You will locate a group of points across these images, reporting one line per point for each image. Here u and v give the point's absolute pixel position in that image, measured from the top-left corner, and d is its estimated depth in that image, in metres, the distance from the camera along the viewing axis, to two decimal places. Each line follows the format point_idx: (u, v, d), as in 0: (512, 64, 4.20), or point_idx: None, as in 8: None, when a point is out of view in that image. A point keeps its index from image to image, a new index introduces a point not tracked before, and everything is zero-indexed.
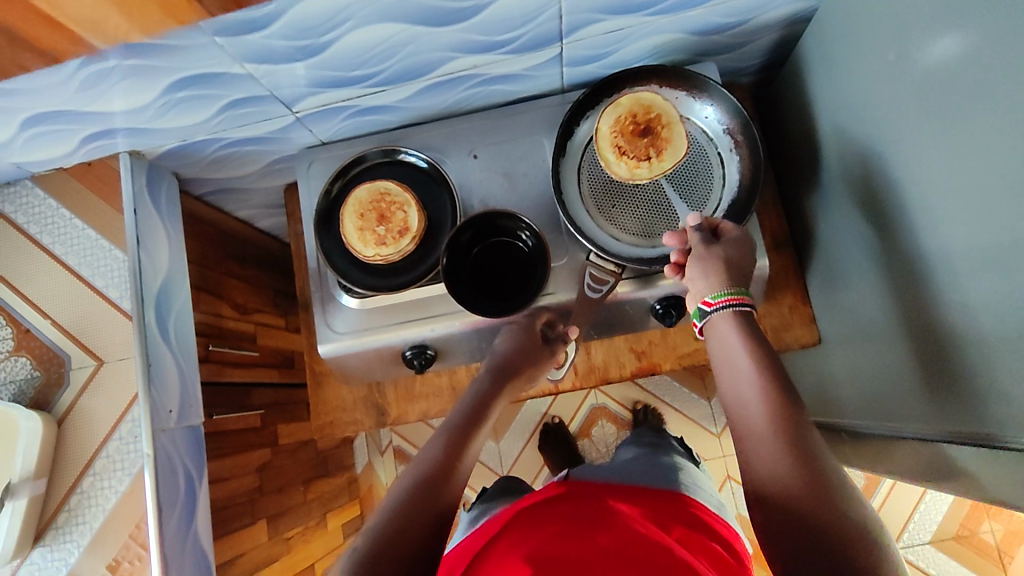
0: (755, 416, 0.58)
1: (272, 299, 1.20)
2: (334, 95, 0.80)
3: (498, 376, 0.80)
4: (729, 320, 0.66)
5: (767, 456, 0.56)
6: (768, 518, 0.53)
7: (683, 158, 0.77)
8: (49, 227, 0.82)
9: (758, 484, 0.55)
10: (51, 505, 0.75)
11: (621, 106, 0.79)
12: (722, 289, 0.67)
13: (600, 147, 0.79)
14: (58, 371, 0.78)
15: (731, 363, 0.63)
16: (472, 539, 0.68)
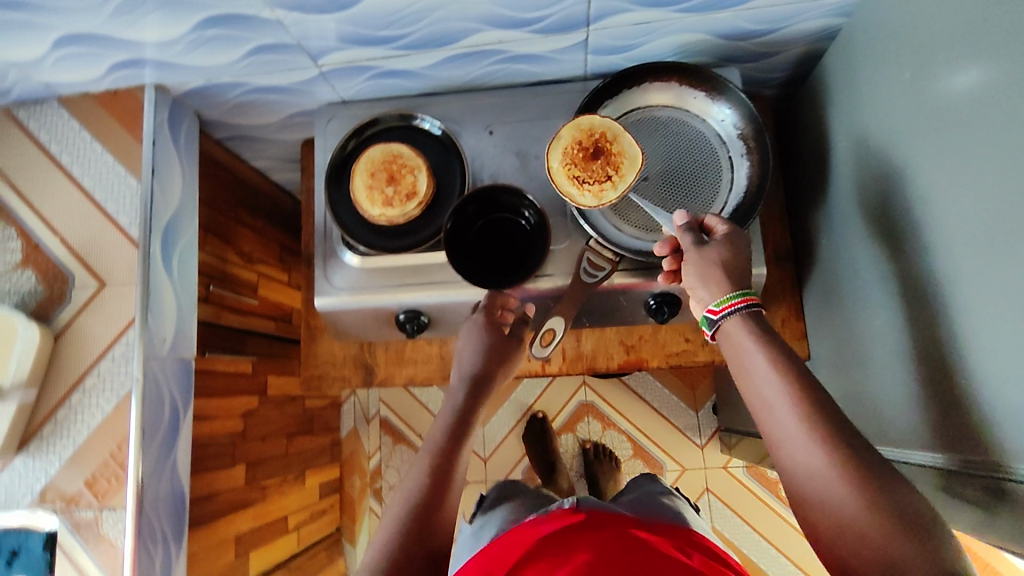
0: (781, 422, 0.58)
1: (278, 253, 1.22)
2: (359, 52, 0.82)
3: (477, 385, 0.83)
4: (741, 318, 0.64)
5: (803, 466, 0.56)
6: (824, 535, 0.55)
7: (641, 166, 0.77)
8: (70, 148, 0.85)
9: (803, 498, 0.57)
10: (39, 415, 0.77)
11: (563, 140, 0.79)
12: (724, 296, 0.66)
13: (559, 183, 0.78)
14: (62, 289, 0.81)
15: (746, 365, 0.62)
16: (494, 560, 0.76)
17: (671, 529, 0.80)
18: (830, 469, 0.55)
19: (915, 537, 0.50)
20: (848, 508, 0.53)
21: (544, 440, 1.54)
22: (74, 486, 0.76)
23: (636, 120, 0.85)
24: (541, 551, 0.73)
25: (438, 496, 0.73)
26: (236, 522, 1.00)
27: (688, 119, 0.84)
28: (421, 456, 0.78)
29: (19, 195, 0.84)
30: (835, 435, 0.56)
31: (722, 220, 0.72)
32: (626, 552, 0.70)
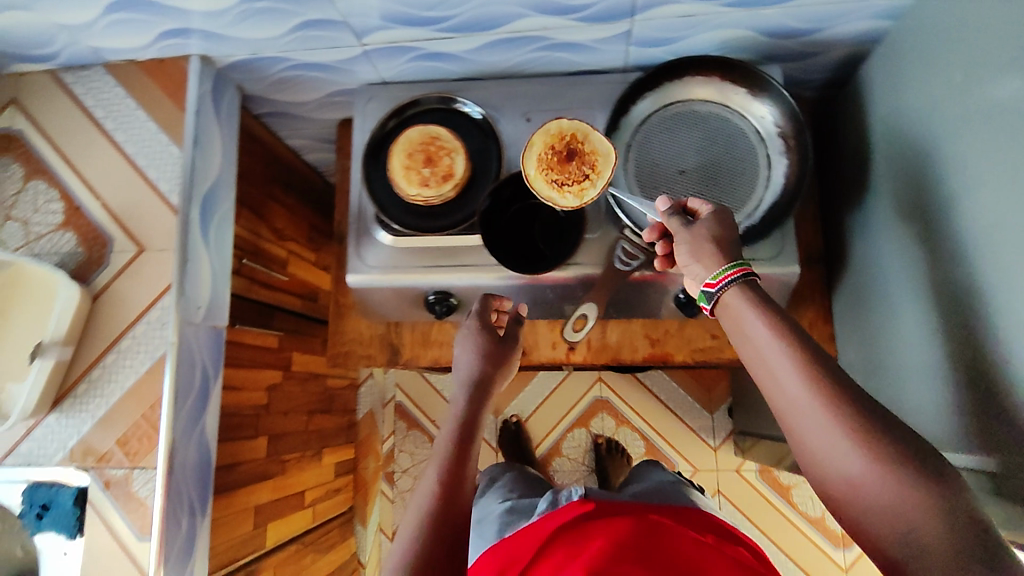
0: (793, 399, 0.53)
1: (308, 232, 1.24)
2: (403, 32, 0.82)
3: (479, 388, 0.80)
4: (740, 290, 0.60)
5: (823, 447, 0.51)
6: (855, 521, 0.50)
7: (616, 160, 0.77)
8: (114, 113, 0.86)
9: (825, 479, 0.51)
10: (74, 373, 0.79)
11: (535, 147, 0.79)
12: (720, 268, 0.61)
13: (538, 189, 0.77)
14: (101, 252, 0.82)
15: (750, 337, 0.57)
16: (515, 555, 0.81)
17: (671, 508, 0.88)
18: (853, 447, 0.49)
19: (955, 514, 0.46)
20: (877, 490, 0.48)
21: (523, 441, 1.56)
22: (106, 445, 0.78)
23: (675, 113, 0.85)
24: (556, 542, 0.80)
25: (457, 497, 0.67)
26: (254, 493, 1.02)
27: (727, 115, 0.84)
28: (430, 459, 0.72)
29: (63, 157, 0.85)
30: (854, 408, 0.50)
31: (706, 202, 0.68)
32: (639, 531, 0.77)
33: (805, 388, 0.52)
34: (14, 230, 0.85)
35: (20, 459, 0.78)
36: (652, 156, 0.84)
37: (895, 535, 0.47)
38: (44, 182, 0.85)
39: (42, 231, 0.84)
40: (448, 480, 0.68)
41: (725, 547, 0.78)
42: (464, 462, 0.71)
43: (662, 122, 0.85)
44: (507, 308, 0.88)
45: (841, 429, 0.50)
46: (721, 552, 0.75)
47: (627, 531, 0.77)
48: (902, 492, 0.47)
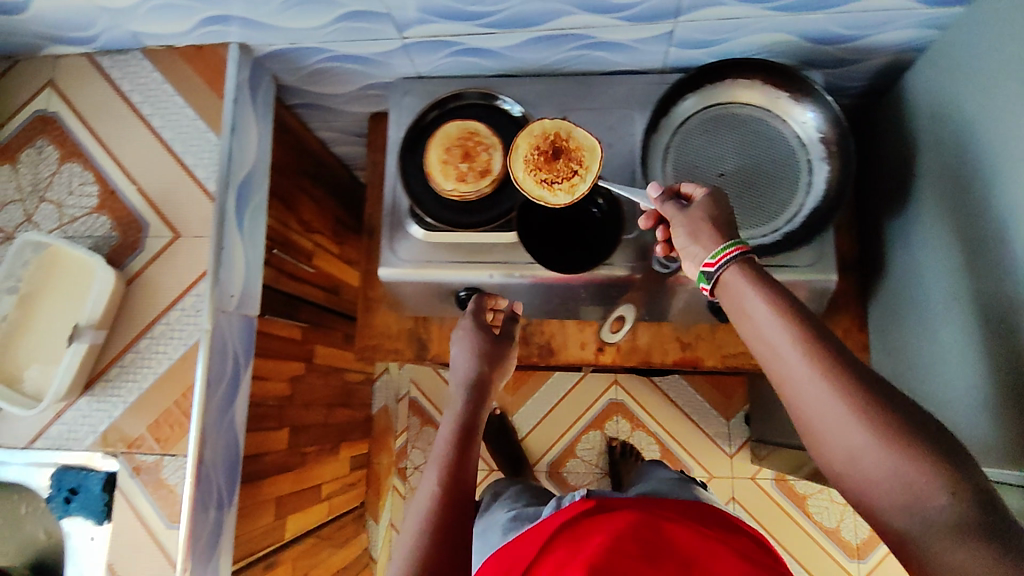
0: (793, 376, 0.52)
1: (333, 225, 1.23)
2: (445, 26, 0.81)
3: (478, 389, 0.80)
4: (737, 269, 0.59)
5: (824, 423, 0.50)
6: (859, 497, 0.49)
7: (601, 153, 0.77)
8: (151, 98, 0.85)
9: (827, 454, 0.50)
10: (105, 358, 0.79)
11: (520, 150, 0.78)
12: (719, 247, 0.61)
13: (528, 190, 0.77)
14: (135, 236, 0.81)
15: (750, 313, 0.56)
16: (514, 554, 0.77)
17: (674, 505, 0.85)
18: (854, 421, 0.48)
19: (958, 487, 0.45)
20: (879, 465, 0.47)
21: (505, 436, 1.53)
22: (137, 431, 0.78)
23: (715, 116, 0.84)
24: (556, 538, 0.75)
25: (458, 499, 0.68)
26: (274, 484, 1.02)
27: (768, 118, 0.83)
28: (429, 461, 0.73)
29: (99, 141, 0.85)
30: (855, 382, 0.49)
31: (698, 184, 0.69)
32: (641, 523, 0.72)
33: (805, 364, 0.51)
34: (47, 212, 0.84)
35: (48, 443, 0.79)
36: (692, 158, 0.84)
37: (899, 510, 0.46)
38: (79, 164, 0.85)
39: (76, 214, 0.84)
40: (448, 481, 0.69)
41: (728, 542, 0.73)
42: (463, 463, 0.71)
43: (701, 124, 0.85)
44: (502, 305, 0.90)
45: (842, 404, 0.49)
46: (726, 547, 0.71)
47: (628, 524, 0.72)
48: (905, 466, 0.46)
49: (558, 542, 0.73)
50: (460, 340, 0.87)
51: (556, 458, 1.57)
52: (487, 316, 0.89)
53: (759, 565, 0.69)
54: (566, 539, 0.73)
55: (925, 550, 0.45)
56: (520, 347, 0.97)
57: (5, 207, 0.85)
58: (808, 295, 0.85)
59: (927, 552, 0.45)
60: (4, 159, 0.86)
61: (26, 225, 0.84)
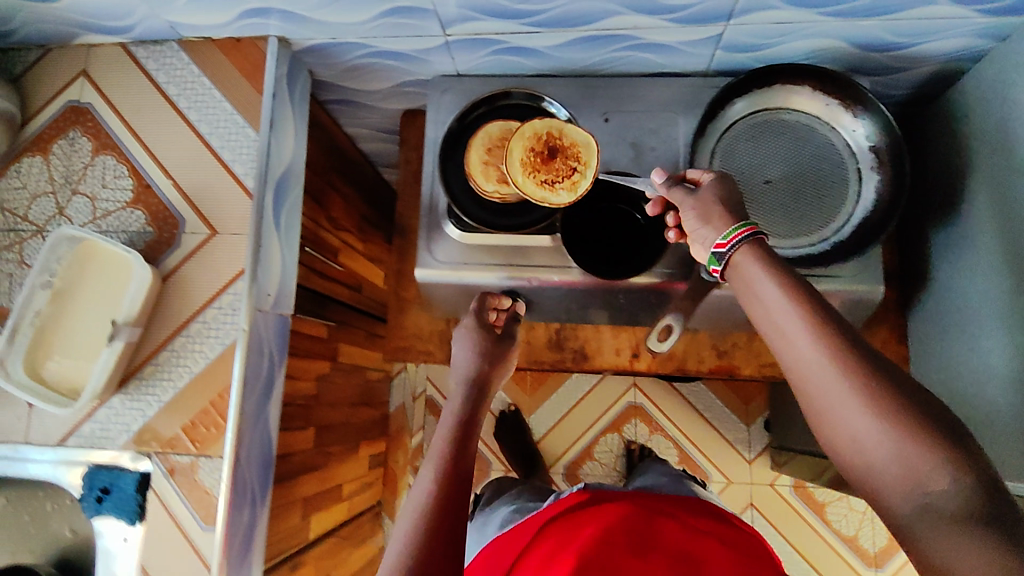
0: (802, 355, 0.51)
1: (359, 222, 1.22)
2: (490, 25, 0.79)
3: (477, 387, 0.85)
4: (749, 248, 0.58)
5: (831, 402, 0.48)
6: (863, 480, 0.47)
7: (596, 147, 0.78)
8: (188, 92, 0.83)
9: (833, 436, 0.49)
10: (140, 356, 0.78)
11: (516, 155, 0.77)
12: (731, 228, 0.59)
13: (529, 194, 0.77)
14: (171, 232, 0.80)
15: (757, 295, 0.56)
16: (507, 550, 0.78)
17: (668, 498, 0.86)
18: (860, 400, 0.47)
19: (964, 473, 0.43)
20: (883, 446, 0.46)
21: (518, 436, 1.54)
22: (172, 430, 0.77)
23: (762, 121, 0.83)
24: (546, 533, 0.76)
25: (457, 488, 0.66)
26: (300, 484, 1.02)
27: (817, 125, 0.81)
28: (427, 460, 0.71)
29: (135, 134, 0.83)
30: (863, 363, 0.48)
31: (703, 169, 0.68)
32: (630, 518, 0.73)
33: (815, 345, 0.50)
34: (80, 206, 0.83)
35: (80, 441, 0.78)
36: (740, 164, 0.82)
37: (902, 492, 0.45)
38: (113, 157, 0.83)
39: (109, 209, 0.82)
40: (447, 478, 0.67)
41: (715, 531, 0.75)
42: (464, 450, 0.73)
43: (748, 130, 0.83)
44: (506, 306, 0.90)
45: (849, 383, 0.48)
46: (714, 537, 0.72)
47: (617, 518, 0.73)
48: (909, 447, 0.45)
49: (553, 537, 0.74)
50: (461, 337, 0.91)
51: (573, 460, 1.56)
52: (490, 317, 0.90)
53: (749, 554, 0.70)
54: (560, 534, 0.74)
55: (926, 537, 0.43)
56: (553, 351, 0.96)
57: (37, 200, 0.83)
58: (852, 306, 0.84)
59: (927, 540, 0.43)
60: (36, 150, 0.84)
61: (59, 219, 0.83)
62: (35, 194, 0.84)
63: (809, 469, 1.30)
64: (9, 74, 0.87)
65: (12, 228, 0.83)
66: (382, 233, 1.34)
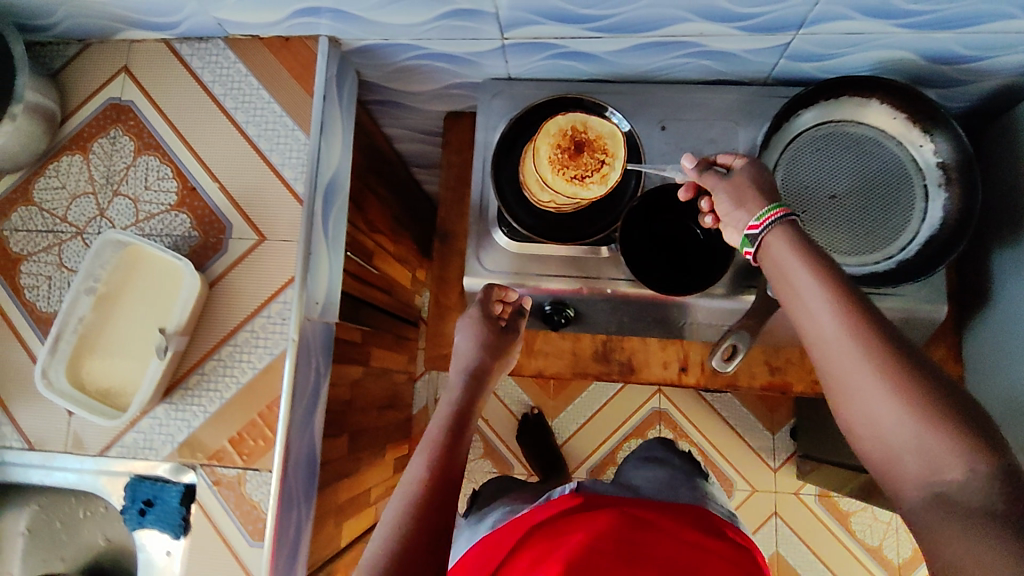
0: (825, 339, 0.51)
1: (392, 224, 1.19)
2: (551, 29, 0.76)
3: (476, 379, 0.81)
4: (782, 230, 0.57)
5: (852, 386, 0.49)
6: (879, 462, 0.48)
7: (623, 137, 0.81)
8: (234, 92, 0.81)
9: (856, 422, 0.49)
10: (186, 364, 0.76)
11: (543, 152, 0.81)
12: (763, 209, 0.59)
13: (563, 189, 0.80)
14: (217, 237, 0.78)
15: (789, 280, 0.55)
16: (494, 547, 0.76)
17: (666, 503, 0.83)
18: (881, 385, 0.47)
19: (978, 462, 0.43)
20: (899, 431, 0.46)
21: (539, 437, 1.49)
22: (218, 442, 0.76)
23: (827, 134, 0.81)
24: (534, 534, 0.74)
25: (446, 484, 0.68)
26: (335, 492, 1.00)
27: (884, 140, 0.80)
28: (421, 446, 0.73)
29: (179, 134, 0.81)
30: (887, 348, 0.48)
31: (735, 154, 0.67)
32: (621, 526, 0.71)
33: (840, 329, 0.50)
34: (122, 208, 0.80)
35: (123, 451, 0.77)
36: (804, 178, 0.80)
37: (915, 477, 0.45)
38: (156, 158, 0.80)
39: (152, 211, 0.79)
40: (438, 467, 0.69)
41: (708, 540, 0.73)
42: (455, 445, 0.73)
43: (812, 142, 0.81)
44: (512, 298, 0.85)
45: (871, 368, 0.48)
46: (705, 548, 0.70)
47: (608, 523, 0.72)
48: (924, 434, 0.45)
49: (543, 537, 0.72)
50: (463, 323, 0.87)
51: (598, 464, 1.53)
52: (496, 309, 0.85)
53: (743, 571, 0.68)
54: (550, 536, 0.72)
55: (936, 528, 0.43)
56: (600, 363, 0.94)
57: (77, 200, 0.80)
58: (911, 324, 0.82)
59: (938, 533, 0.43)
60: (75, 148, 0.82)
61: (99, 220, 0.80)
62: (74, 194, 0.81)
63: (837, 480, 1.28)
64: (47, 69, 0.83)
65: (51, 230, 0.80)
66: (411, 234, 1.32)
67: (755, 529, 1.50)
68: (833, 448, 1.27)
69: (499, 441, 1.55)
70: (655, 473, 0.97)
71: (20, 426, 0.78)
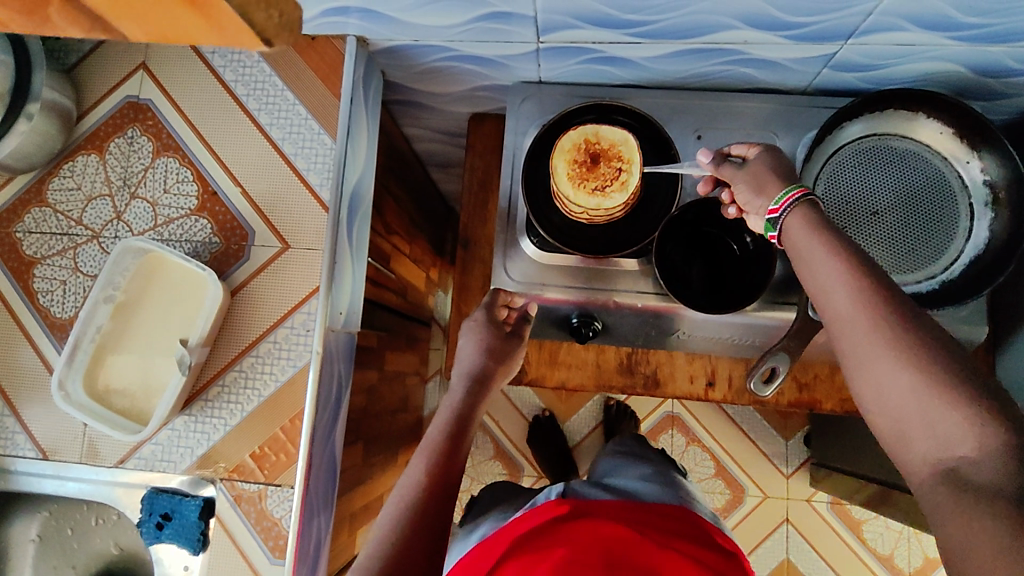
0: (840, 315, 0.49)
1: (408, 226, 1.16)
2: (589, 34, 0.73)
3: (478, 384, 0.81)
4: (802, 211, 0.55)
5: (867, 363, 0.47)
6: (893, 441, 0.47)
7: (635, 141, 0.78)
8: (258, 92, 0.78)
9: (875, 413, 0.47)
10: (207, 374, 0.74)
11: (560, 171, 0.78)
12: (781, 192, 0.58)
13: (588, 206, 0.77)
14: (239, 244, 0.76)
15: (812, 267, 0.52)
16: (479, 558, 0.73)
17: (656, 507, 0.78)
18: (894, 361, 0.46)
19: (989, 437, 0.42)
20: (921, 438, 0.44)
21: (552, 440, 1.40)
22: (239, 456, 0.74)
23: (869, 147, 0.79)
24: (521, 548, 0.70)
25: (441, 490, 0.69)
26: (350, 501, 0.98)
27: (928, 154, 0.78)
28: (420, 449, 0.74)
29: (199, 135, 0.78)
30: (900, 325, 0.47)
31: (750, 144, 0.66)
32: (610, 544, 0.67)
33: (855, 304, 0.48)
34: (139, 211, 0.77)
35: (141, 464, 0.75)
36: (845, 194, 0.78)
37: (928, 455, 0.44)
38: (175, 160, 0.78)
39: (171, 216, 0.77)
40: (437, 471, 0.71)
41: (701, 557, 0.69)
42: (454, 452, 0.74)
43: (855, 155, 0.79)
44: (518, 303, 0.84)
45: (884, 343, 0.46)
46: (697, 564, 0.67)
47: (592, 539, 0.68)
48: (934, 423, 0.44)
49: (528, 554, 0.68)
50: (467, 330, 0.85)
51: None
52: (500, 314, 0.84)
53: None
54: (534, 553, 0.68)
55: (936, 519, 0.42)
56: (624, 376, 0.92)
57: (92, 202, 0.78)
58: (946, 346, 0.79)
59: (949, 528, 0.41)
60: (90, 148, 0.78)
61: (116, 224, 0.77)
62: (90, 196, 0.78)
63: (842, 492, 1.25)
64: (61, 64, 0.79)
65: (66, 233, 0.77)
66: (426, 234, 1.29)
67: (764, 536, 1.38)
68: (843, 455, 1.21)
69: (513, 447, 1.46)
70: (640, 471, 0.91)
71: (33, 435, 0.76)
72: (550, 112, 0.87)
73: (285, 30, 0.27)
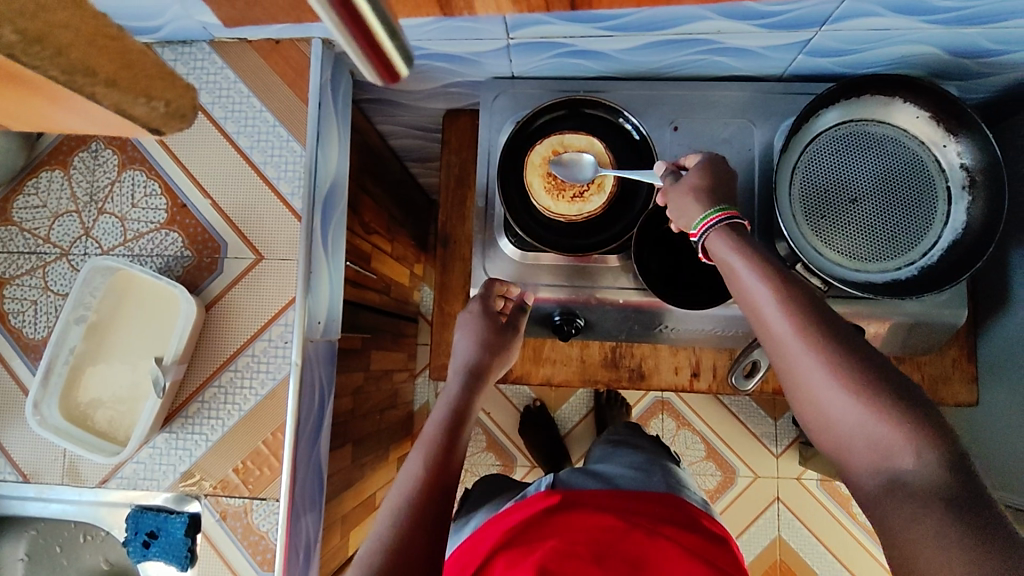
0: (767, 323, 0.50)
1: (388, 223, 1.14)
2: (560, 29, 0.72)
3: (476, 377, 0.76)
4: (720, 233, 0.56)
5: (797, 366, 0.48)
6: (831, 441, 0.47)
7: (601, 144, 0.80)
8: (223, 100, 0.76)
9: (823, 433, 0.48)
10: (185, 393, 0.74)
11: (536, 185, 0.80)
12: (701, 215, 0.58)
13: (568, 213, 0.79)
14: (212, 257, 0.75)
15: (757, 307, 0.52)
16: (471, 551, 0.73)
17: (641, 494, 0.78)
18: (817, 359, 0.47)
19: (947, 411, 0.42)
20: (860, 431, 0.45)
21: (543, 429, 1.40)
22: (222, 472, 0.74)
23: (847, 134, 0.78)
24: (509, 540, 0.70)
25: (441, 486, 0.65)
26: (341, 502, 0.97)
27: (906, 138, 0.77)
28: (418, 445, 0.70)
29: (166, 147, 0.76)
30: (823, 325, 0.48)
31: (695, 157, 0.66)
32: (600, 536, 0.67)
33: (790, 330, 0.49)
34: (108, 227, 0.76)
35: (122, 483, 0.74)
36: (821, 179, 0.78)
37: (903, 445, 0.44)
38: (142, 173, 0.76)
39: (141, 230, 0.75)
40: (436, 466, 0.66)
41: (690, 544, 0.68)
42: (454, 446, 0.70)
43: (832, 143, 0.78)
44: (514, 293, 0.82)
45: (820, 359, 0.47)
46: (685, 550, 0.67)
47: (579, 530, 0.68)
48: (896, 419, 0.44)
49: (518, 546, 0.68)
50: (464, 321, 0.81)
51: None
52: (497, 304, 0.81)
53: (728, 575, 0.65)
54: (523, 548, 0.67)
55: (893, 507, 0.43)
56: (609, 369, 0.91)
57: (59, 219, 0.76)
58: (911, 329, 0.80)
59: None
60: (54, 163, 0.77)
61: (84, 241, 0.76)
62: (56, 213, 0.76)
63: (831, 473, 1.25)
64: None
65: (33, 251, 0.76)
66: (407, 231, 1.27)
67: (754, 517, 1.39)
68: None
69: (503, 437, 1.45)
70: (630, 458, 0.90)
71: (13, 458, 0.75)
72: (525, 108, 0.86)
73: (175, 115, 0.36)
